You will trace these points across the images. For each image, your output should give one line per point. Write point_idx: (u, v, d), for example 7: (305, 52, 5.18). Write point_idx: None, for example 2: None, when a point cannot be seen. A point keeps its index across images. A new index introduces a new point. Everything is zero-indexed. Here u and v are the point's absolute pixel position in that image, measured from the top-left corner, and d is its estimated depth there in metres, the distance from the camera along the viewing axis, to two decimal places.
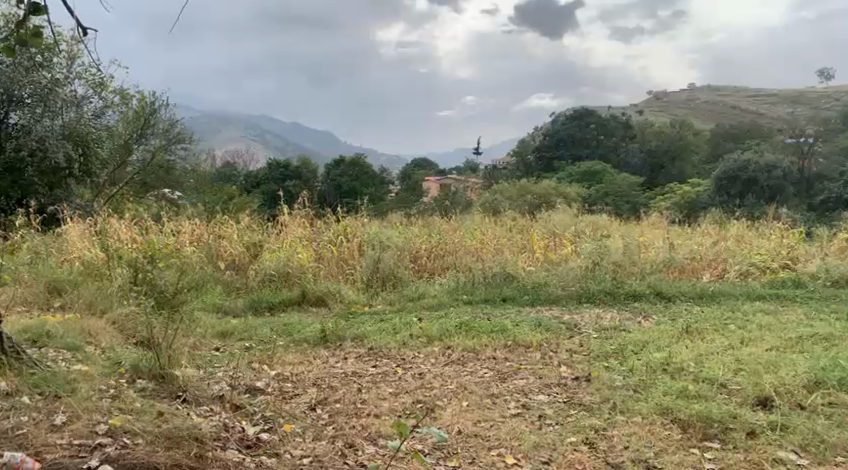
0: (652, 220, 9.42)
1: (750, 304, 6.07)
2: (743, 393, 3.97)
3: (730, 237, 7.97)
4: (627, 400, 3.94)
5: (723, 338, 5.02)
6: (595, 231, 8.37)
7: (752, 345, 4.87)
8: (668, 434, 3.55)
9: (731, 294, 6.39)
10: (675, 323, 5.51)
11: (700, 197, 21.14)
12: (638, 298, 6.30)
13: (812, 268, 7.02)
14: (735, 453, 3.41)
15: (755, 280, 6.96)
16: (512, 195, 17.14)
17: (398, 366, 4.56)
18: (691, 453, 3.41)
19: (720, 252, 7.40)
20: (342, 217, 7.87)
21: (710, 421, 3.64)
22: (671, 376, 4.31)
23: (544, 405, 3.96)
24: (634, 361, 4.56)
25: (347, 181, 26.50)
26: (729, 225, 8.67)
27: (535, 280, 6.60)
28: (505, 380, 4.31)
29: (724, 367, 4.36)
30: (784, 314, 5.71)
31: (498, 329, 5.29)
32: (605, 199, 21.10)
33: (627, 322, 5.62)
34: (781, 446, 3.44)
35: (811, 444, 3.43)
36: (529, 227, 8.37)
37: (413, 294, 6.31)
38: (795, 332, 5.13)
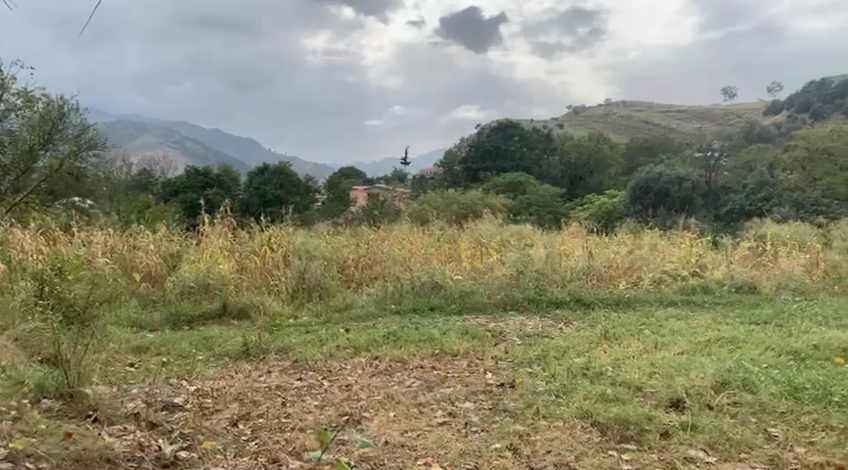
0: (572, 229, 9.74)
1: (664, 310, 6.36)
2: (657, 396, 4.16)
3: (645, 246, 8.32)
4: (549, 405, 4.07)
5: (638, 343, 5.25)
6: (519, 240, 8.59)
7: (666, 349, 5.12)
8: (588, 438, 3.69)
9: (645, 300, 6.68)
10: (595, 328, 5.72)
11: (618, 207, 21.95)
12: (559, 304, 6.49)
13: (720, 275, 7.40)
14: (650, 453, 3.54)
15: (667, 286, 7.29)
16: (438, 204, 17.37)
17: (323, 378, 4.55)
18: (609, 455, 3.53)
19: (636, 260, 7.72)
20: (265, 227, 7.78)
21: (626, 424, 3.81)
22: (591, 380, 4.47)
23: (470, 412, 4.03)
24: (556, 367, 4.71)
25: (272, 190, 26.06)
26: (643, 234, 9.07)
27: (461, 289, 6.72)
28: (432, 389, 4.37)
29: (640, 371, 4.56)
30: (694, 319, 6.01)
31: (425, 338, 5.35)
32: (528, 210, 21.67)
33: (548, 328, 5.79)
34: (692, 444, 3.60)
35: (717, 443, 3.60)
36: (455, 237, 8.51)
37: (340, 304, 6.30)
38: (704, 335, 5.42)
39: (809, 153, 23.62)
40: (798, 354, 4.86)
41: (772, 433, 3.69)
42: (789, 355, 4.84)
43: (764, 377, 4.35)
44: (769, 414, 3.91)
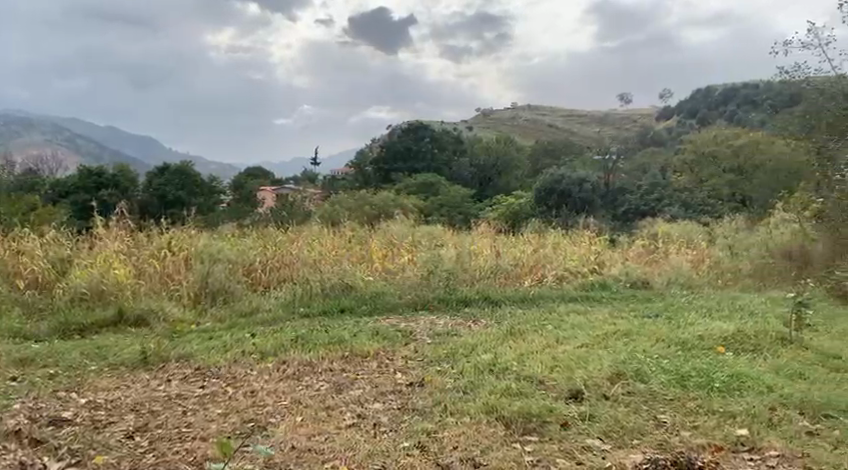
0: (481, 229, 9.93)
1: (565, 305, 6.59)
2: (559, 389, 4.32)
3: (549, 245, 8.59)
4: (456, 402, 4.14)
5: (542, 338, 5.42)
6: (430, 240, 8.68)
7: (567, 342, 5.31)
8: (494, 432, 3.78)
9: (549, 297, 6.90)
10: (501, 325, 5.86)
11: (524, 207, 22.52)
12: (467, 303, 6.61)
13: (617, 271, 7.74)
14: (551, 444, 3.66)
15: (569, 283, 7.56)
16: (348, 204, 17.29)
17: (228, 385, 4.44)
18: (513, 447, 3.62)
19: (540, 259, 7.96)
20: (166, 230, 7.52)
21: (529, 416, 3.93)
22: (496, 376, 4.58)
23: (379, 413, 4.04)
24: (464, 364, 4.79)
25: (173, 191, 25.13)
26: (548, 234, 9.37)
27: (371, 290, 6.71)
28: (341, 392, 4.35)
29: (542, 365, 4.71)
30: (593, 314, 6.27)
31: (334, 341, 5.32)
32: (437, 210, 21.88)
33: (458, 326, 5.88)
34: (589, 434, 3.75)
35: (613, 431, 3.77)
36: (365, 238, 8.50)
37: (245, 309, 6.17)
38: (602, 329, 5.67)
39: (697, 156, 25.03)
40: (685, 344, 5.16)
41: (661, 419, 3.90)
42: (678, 346, 5.13)
43: (656, 367, 4.59)
44: (659, 401, 4.13)
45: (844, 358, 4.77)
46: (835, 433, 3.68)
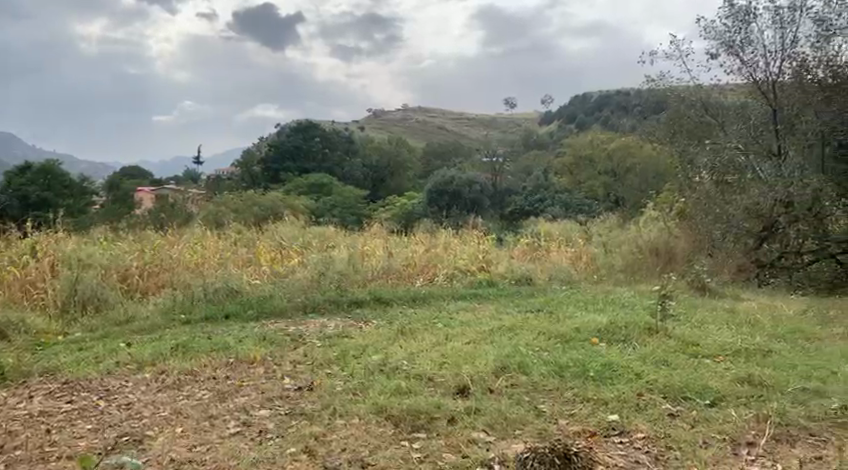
0: (373, 230, 9.94)
1: (455, 304, 6.71)
2: (446, 385, 4.40)
3: (439, 245, 8.69)
4: (345, 404, 4.12)
5: (431, 336, 5.50)
6: (321, 242, 8.59)
7: (456, 339, 5.41)
8: (383, 432, 3.79)
9: (439, 296, 7.00)
10: (392, 325, 5.89)
11: (415, 208, 22.76)
12: (359, 304, 6.59)
13: (503, 269, 7.97)
14: (438, 439, 3.72)
15: (459, 281, 7.70)
16: (235, 205, 16.81)
17: (100, 399, 4.21)
18: (401, 445, 3.65)
19: (431, 258, 8.06)
20: (29, 234, 7.03)
21: (417, 414, 3.98)
22: (387, 375, 4.60)
23: (265, 419, 3.96)
24: (354, 365, 4.77)
25: (38, 192, 23.41)
26: (439, 233, 9.50)
27: (259, 294, 6.56)
28: (225, 400, 4.23)
29: (431, 362, 4.79)
30: (480, 311, 6.42)
31: (218, 347, 5.16)
32: (328, 211, 21.66)
33: (349, 328, 5.86)
34: (474, 427, 3.84)
35: (497, 423, 3.88)
36: (253, 239, 8.30)
37: (120, 317, 5.87)
38: (488, 325, 5.82)
39: (577, 158, 26.21)
40: (563, 337, 5.39)
41: (541, 409, 4.06)
42: (558, 338, 5.35)
43: (537, 360, 4.77)
44: (540, 392, 4.30)
45: (702, 344, 5.15)
46: (694, 413, 3.97)
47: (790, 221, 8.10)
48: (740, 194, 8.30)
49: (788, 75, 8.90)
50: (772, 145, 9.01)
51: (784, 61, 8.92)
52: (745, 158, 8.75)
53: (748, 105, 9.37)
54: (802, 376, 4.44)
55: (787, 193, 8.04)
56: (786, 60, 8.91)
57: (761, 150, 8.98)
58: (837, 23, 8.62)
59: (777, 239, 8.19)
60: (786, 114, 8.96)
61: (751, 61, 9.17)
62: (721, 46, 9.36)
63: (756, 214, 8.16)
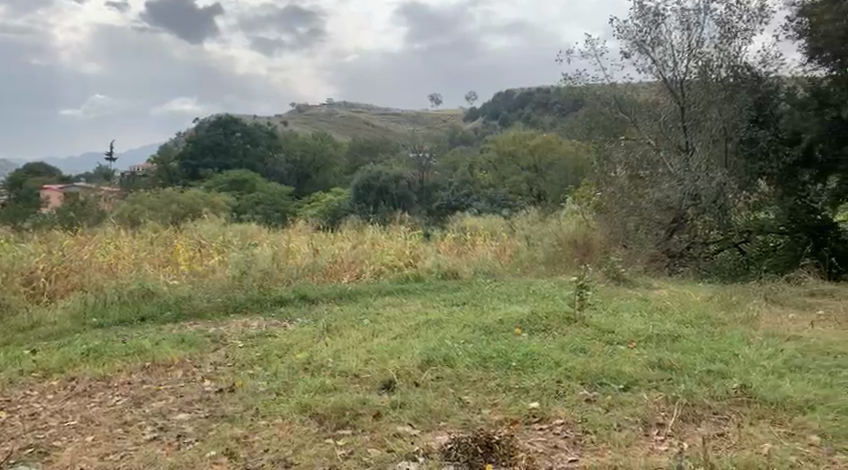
0: (297, 227, 9.78)
1: (380, 299, 6.68)
2: (372, 381, 4.39)
3: (365, 241, 8.63)
4: (268, 404, 4.03)
5: (357, 332, 5.45)
6: (243, 240, 8.39)
7: (381, 335, 5.39)
8: (307, 430, 3.73)
9: (366, 292, 6.93)
10: (317, 323, 5.80)
11: (341, 204, 22.61)
12: (282, 303, 6.46)
13: (429, 264, 7.98)
14: (363, 435, 3.69)
15: (385, 277, 7.66)
16: (153, 202, 16.26)
17: (2, 410, 3.98)
18: (326, 443, 3.60)
19: (357, 255, 7.99)
20: None
21: (342, 411, 3.94)
22: (311, 374, 4.53)
23: (183, 423, 3.83)
24: (277, 365, 4.67)
25: None
26: (364, 229, 9.43)
27: (176, 294, 6.35)
28: (141, 405, 4.07)
29: (357, 359, 4.75)
30: (406, 306, 6.41)
31: (133, 351, 4.96)
32: (252, 208, 21.22)
33: (272, 327, 5.75)
34: (400, 421, 3.85)
35: (422, 416, 3.88)
36: (171, 238, 8.02)
37: (26, 323, 5.57)
38: (415, 319, 5.82)
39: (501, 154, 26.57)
40: (486, 329, 5.46)
41: (465, 400, 4.10)
42: (482, 330, 5.42)
43: (461, 352, 4.81)
44: (464, 384, 4.33)
45: (617, 331, 5.31)
46: (609, 398, 4.09)
47: (698, 213, 8.41)
48: (653, 188, 8.52)
49: (694, 75, 8.63)
50: (680, 141, 8.73)
51: (691, 61, 8.64)
52: (657, 153, 8.69)
53: (656, 103, 8.95)
54: (707, 358, 4.64)
55: (694, 188, 8.30)
56: (692, 61, 8.63)
57: (670, 146, 8.72)
58: (741, 25, 8.44)
59: (687, 230, 8.55)
60: (693, 113, 8.65)
61: (660, 59, 8.83)
62: (628, 43, 8.98)
63: (667, 206, 8.44)
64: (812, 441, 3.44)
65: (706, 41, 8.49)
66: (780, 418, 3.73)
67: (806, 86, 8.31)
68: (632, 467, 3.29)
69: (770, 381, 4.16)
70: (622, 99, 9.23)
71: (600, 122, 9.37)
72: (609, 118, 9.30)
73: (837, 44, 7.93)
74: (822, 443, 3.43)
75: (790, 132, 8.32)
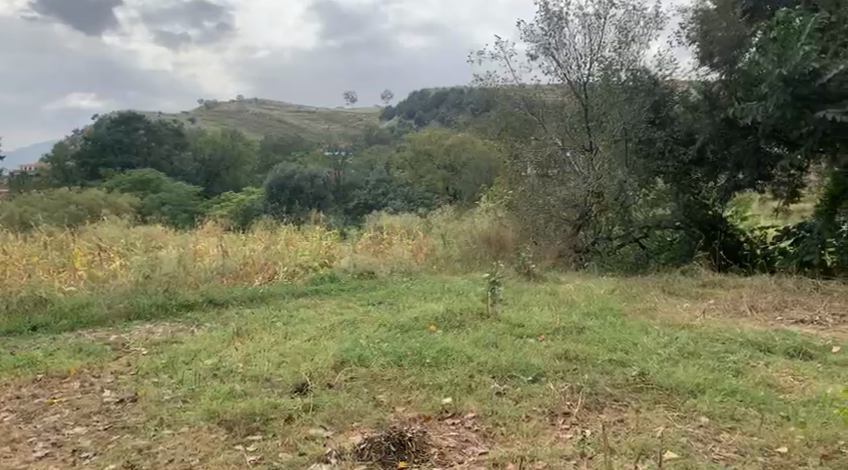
0: (206, 228, 9.50)
1: (294, 301, 6.58)
2: (284, 384, 4.32)
3: (279, 241, 8.50)
4: (173, 413, 3.91)
5: (269, 335, 5.35)
6: (147, 242, 8.09)
7: (294, 337, 5.31)
8: (214, 437, 3.64)
9: (279, 293, 6.81)
10: (227, 327, 5.65)
11: (253, 203, 22.18)
12: (189, 307, 6.27)
13: (344, 264, 7.93)
14: (274, 440, 3.64)
15: (300, 278, 7.53)
16: (48, 205, 15.48)
17: None
18: (235, 449, 3.53)
19: (269, 255, 7.84)
20: None
21: (252, 416, 3.87)
22: (220, 379, 4.43)
23: (80, 437, 3.67)
24: (184, 372, 4.53)
25: None
26: (277, 230, 9.27)
27: (73, 301, 6.05)
28: (32, 421, 3.87)
29: (269, 362, 4.67)
30: (320, 306, 6.35)
31: (24, 363, 4.70)
32: (158, 209, 20.54)
33: (179, 333, 5.56)
34: (312, 423, 3.82)
35: (335, 417, 3.86)
36: (68, 241, 7.63)
37: None
38: (329, 320, 5.77)
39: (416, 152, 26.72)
40: (401, 327, 5.49)
41: (379, 399, 4.12)
42: (397, 328, 5.45)
43: (375, 351, 4.81)
44: (379, 383, 4.34)
45: (526, 325, 5.45)
46: (518, 390, 4.20)
47: (601, 210, 8.89)
48: (559, 186, 8.83)
49: (597, 77, 8.86)
50: (584, 142, 8.98)
51: (594, 64, 8.88)
52: (564, 153, 8.90)
53: (563, 104, 9.14)
54: (609, 348, 4.83)
55: (598, 185, 8.66)
56: (595, 64, 8.87)
57: (575, 146, 8.95)
58: (638, 30, 8.78)
59: (592, 226, 9.04)
60: (596, 113, 8.93)
61: (564, 62, 8.99)
62: (534, 47, 9.13)
63: (573, 204, 8.83)
64: (701, 422, 3.66)
65: (607, 46, 8.81)
66: (674, 402, 3.94)
67: (698, 90, 8.75)
68: (539, 456, 3.40)
69: (665, 368, 4.38)
70: (531, 99, 9.29)
71: (510, 124, 9.31)
72: (519, 119, 9.29)
73: (728, 50, 8.46)
74: (710, 423, 3.64)
75: (685, 133, 8.71)
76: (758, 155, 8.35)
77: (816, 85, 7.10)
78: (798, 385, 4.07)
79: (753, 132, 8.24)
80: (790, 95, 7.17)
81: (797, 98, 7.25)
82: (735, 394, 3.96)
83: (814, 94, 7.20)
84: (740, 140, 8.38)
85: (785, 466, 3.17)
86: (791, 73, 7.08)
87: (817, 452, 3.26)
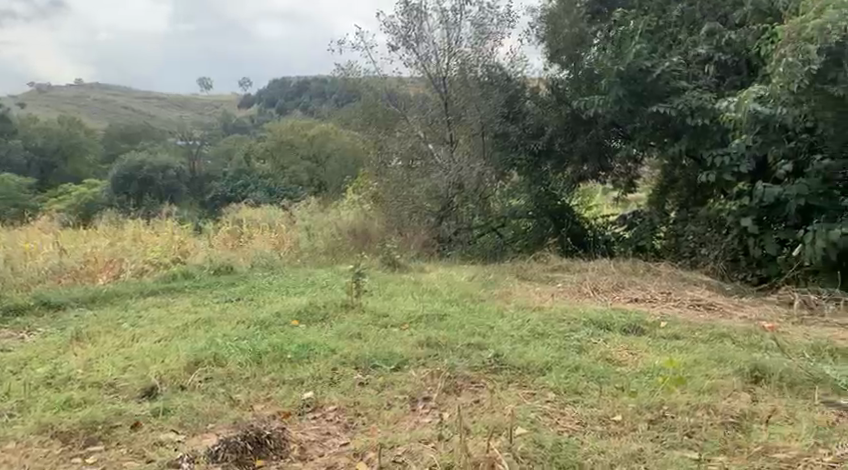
0: (40, 224, 8.78)
1: (142, 300, 6.21)
2: (130, 389, 4.08)
3: (126, 237, 8.00)
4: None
5: (115, 338, 5.04)
6: None
7: (143, 339, 5.03)
8: (47, 452, 3.39)
9: (125, 293, 6.41)
10: (65, 331, 5.25)
11: (97, 197, 20.78)
12: (20, 312, 5.77)
13: (200, 260, 7.58)
14: (118, 449, 3.43)
15: (150, 276, 7.11)
16: None
17: None
18: (73, 462, 3.31)
19: (115, 252, 7.37)
20: None
21: (93, 425, 3.62)
22: (56, 389, 4.10)
23: None
24: (11, 383, 4.16)
25: None
26: (122, 224, 8.73)
27: None
28: None
29: (113, 367, 4.39)
30: (174, 305, 6.06)
31: None
32: None
33: (8, 340, 5.10)
34: (162, 428, 3.63)
35: (187, 420, 3.70)
36: None
37: None
38: (182, 319, 5.52)
39: None
40: (262, 323, 5.36)
41: (236, 398, 3.99)
42: (257, 325, 5.31)
43: (233, 350, 4.65)
44: (236, 381, 4.21)
45: (390, 315, 5.49)
46: (380, 379, 4.22)
47: (462, 201, 9.05)
48: (422, 178, 8.97)
49: (455, 72, 9.09)
50: (444, 134, 9.25)
51: (451, 59, 9.08)
52: (427, 144, 9.16)
53: (424, 97, 9.27)
54: (468, 333, 4.97)
55: (458, 177, 8.90)
56: (453, 59, 9.07)
57: (435, 139, 9.25)
58: (492, 28, 9.06)
59: (454, 216, 9.15)
60: (455, 107, 9.15)
61: (424, 55, 9.14)
62: (394, 39, 9.20)
63: (435, 196, 8.95)
64: (549, 398, 3.85)
65: (464, 41, 9.03)
66: (525, 380, 4.13)
67: (546, 85, 9.18)
68: (400, 442, 3.43)
69: (518, 349, 4.56)
70: (393, 92, 9.40)
71: (372, 116, 9.34)
72: (382, 110, 9.36)
73: (571, 48, 8.91)
74: (556, 398, 3.84)
75: (535, 127, 9.10)
76: (600, 148, 8.91)
77: (648, 82, 7.66)
78: (632, 358, 4.38)
79: (593, 126, 8.79)
80: (625, 91, 7.68)
81: (632, 95, 7.74)
82: (579, 369, 4.20)
83: (646, 90, 7.74)
84: (584, 134, 8.91)
85: (620, 433, 3.40)
86: (627, 71, 7.62)
87: (646, 418, 3.52)
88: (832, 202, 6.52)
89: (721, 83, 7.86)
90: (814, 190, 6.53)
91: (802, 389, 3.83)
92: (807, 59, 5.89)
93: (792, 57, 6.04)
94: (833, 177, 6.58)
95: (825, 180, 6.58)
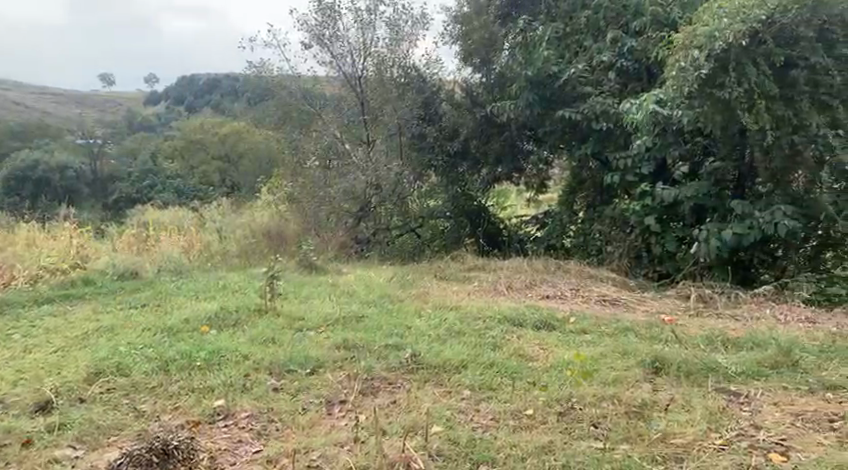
0: None
1: (37, 309, 5.85)
2: (21, 404, 3.81)
3: (19, 242, 7.52)
4: None
5: (5, 351, 4.70)
6: None
7: (37, 350, 4.72)
8: None
9: (17, 301, 6.01)
10: None
11: None
12: None
13: (101, 265, 7.21)
14: None
15: (45, 283, 6.70)
16: None
17: None
18: None
19: (7, 258, 6.91)
20: None
21: None
22: None
23: None
24: None
25: None
26: (14, 228, 8.22)
27: None
28: None
29: (2, 382, 4.09)
30: (72, 313, 5.73)
31: None
32: None
33: None
34: (58, 444, 3.40)
35: (86, 435, 3.48)
36: None
37: None
38: (81, 328, 5.22)
39: None
40: (170, 330, 5.13)
41: (140, 409, 3.80)
42: (164, 332, 5.08)
43: (138, 358, 4.43)
44: (140, 391, 4.00)
45: (306, 318, 5.37)
46: (295, 383, 4.11)
47: (380, 201, 8.96)
48: (341, 178, 8.80)
49: (371, 72, 9.02)
50: (361, 134, 9.16)
51: (367, 59, 9.02)
52: (345, 145, 9.06)
53: (341, 97, 9.16)
54: (384, 334, 4.91)
55: (376, 177, 8.85)
56: (369, 59, 9.02)
57: (352, 139, 9.14)
58: (406, 29, 9.05)
59: (373, 217, 9.08)
60: (372, 107, 9.05)
61: (339, 54, 9.06)
62: (307, 37, 9.04)
63: (352, 196, 8.80)
64: (464, 395, 3.85)
65: (380, 42, 8.99)
66: (442, 378, 4.12)
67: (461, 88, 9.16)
68: (314, 446, 3.34)
69: (434, 348, 4.54)
70: (308, 91, 9.19)
71: (287, 115, 9.14)
72: (297, 110, 9.12)
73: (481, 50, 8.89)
74: (471, 395, 3.85)
75: (450, 129, 9.08)
76: (513, 149, 9.01)
77: (555, 87, 8.00)
78: (544, 354, 4.45)
79: (506, 128, 8.87)
80: (535, 95, 7.98)
81: (541, 99, 8.04)
82: (493, 366, 4.23)
83: (554, 95, 8.07)
84: (497, 135, 8.99)
85: (532, 426, 3.44)
86: (536, 76, 7.91)
87: (555, 411, 3.57)
88: (722, 201, 6.94)
89: (624, 88, 7.97)
90: (707, 190, 6.92)
91: (698, 377, 3.99)
92: (697, 65, 6.12)
93: (683, 61, 6.25)
94: (723, 177, 7.03)
95: (716, 180, 7.02)
